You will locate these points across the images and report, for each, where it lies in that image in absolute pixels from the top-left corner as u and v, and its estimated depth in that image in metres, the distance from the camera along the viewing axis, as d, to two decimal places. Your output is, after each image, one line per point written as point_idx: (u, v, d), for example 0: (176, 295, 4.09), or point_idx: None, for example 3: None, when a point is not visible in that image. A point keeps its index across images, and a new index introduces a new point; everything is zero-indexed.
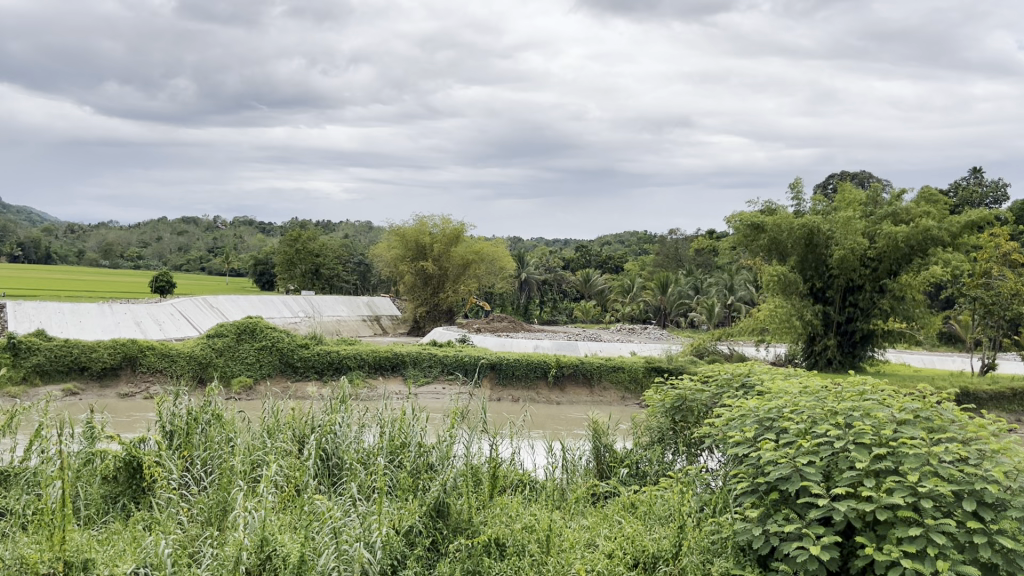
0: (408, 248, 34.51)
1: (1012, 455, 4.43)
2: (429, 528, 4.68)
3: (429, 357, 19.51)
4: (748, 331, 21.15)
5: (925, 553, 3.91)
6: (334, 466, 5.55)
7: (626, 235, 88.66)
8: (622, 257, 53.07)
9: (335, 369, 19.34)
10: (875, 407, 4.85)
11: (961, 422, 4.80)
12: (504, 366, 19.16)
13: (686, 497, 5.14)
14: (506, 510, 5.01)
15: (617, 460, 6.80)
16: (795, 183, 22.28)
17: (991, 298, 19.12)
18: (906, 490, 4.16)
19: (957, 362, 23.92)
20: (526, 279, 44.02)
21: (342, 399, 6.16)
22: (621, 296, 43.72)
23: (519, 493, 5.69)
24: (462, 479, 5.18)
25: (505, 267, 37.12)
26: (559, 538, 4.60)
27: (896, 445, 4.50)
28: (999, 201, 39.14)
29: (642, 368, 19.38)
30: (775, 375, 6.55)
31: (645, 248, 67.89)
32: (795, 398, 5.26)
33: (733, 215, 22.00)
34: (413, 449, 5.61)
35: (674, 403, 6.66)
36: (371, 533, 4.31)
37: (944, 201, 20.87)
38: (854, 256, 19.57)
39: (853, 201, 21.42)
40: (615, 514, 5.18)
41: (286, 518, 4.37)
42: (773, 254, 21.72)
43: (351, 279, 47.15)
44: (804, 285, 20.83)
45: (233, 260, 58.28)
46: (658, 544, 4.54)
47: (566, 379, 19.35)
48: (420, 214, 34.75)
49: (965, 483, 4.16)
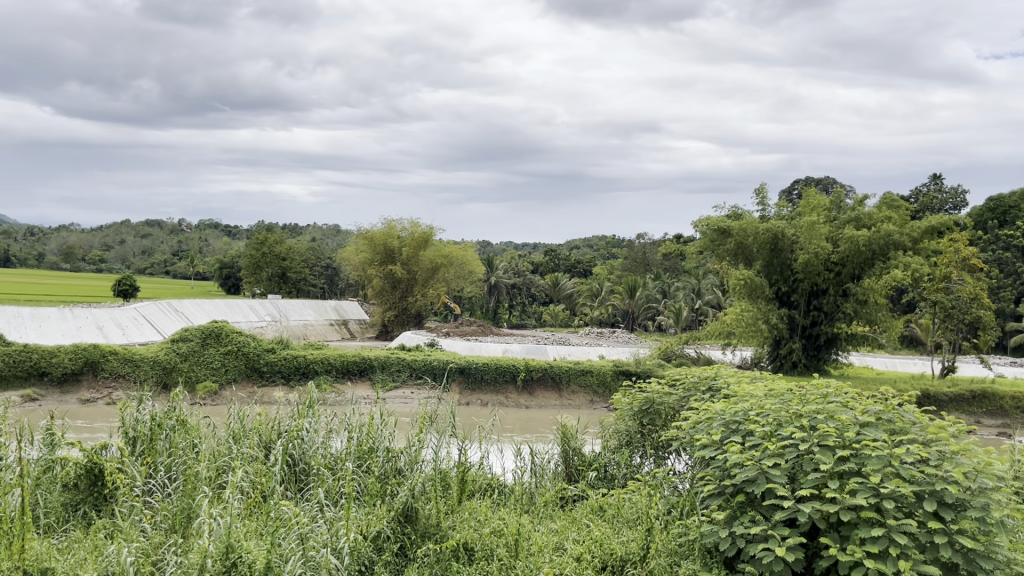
0: (377, 251, 34.41)
1: (970, 456, 4.53)
2: (397, 533, 4.65)
3: (397, 362, 19.42)
4: (715, 335, 21.32)
5: (887, 554, 3.98)
6: (301, 471, 5.49)
7: (595, 240, 89.14)
8: (590, 261, 53.32)
9: (302, 373, 19.16)
10: (839, 410, 4.91)
11: (922, 424, 4.88)
12: (473, 370, 19.09)
13: (654, 500, 5.18)
14: (475, 515, 5.00)
15: (586, 465, 6.81)
16: (761, 189, 22.48)
17: (951, 301, 19.55)
18: (869, 492, 4.21)
19: (918, 365, 24.36)
20: (495, 283, 43.98)
21: (310, 404, 6.10)
22: (589, 300, 43.95)
23: (487, 498, 5.69)
24: (430, 484, 5.15)
25: (473, 271, 37.25)
26: (527, 543, 4.61)
27: (859, 447, 4.57)
28: (958, 207, 40.05)
29: (611, 372, 19.46)
30: (741, 379, 6.61)
31: (614, 251, 68.25)
32: (761, 400, 5.32)
33: (700, 219, 22.16)
34: (381, 454, 5.57)
35: (642, 406, 6.72)
36: (339, 539, 4.27)
37: (905, 207, 21.23)
38: (818, 261, 19.89)
39: (817, 207, 21.72)
40: (583, 517, 5.20)
41: (252, 524, 4.30)
42: (740, 259, 21.88)
43: (319, 282, 46.88)
44: (770, 289, 21.03)
45: (199, 263, 57.76)
46: (626, 547, 4.57)
47: (535, 384, 19.38)
48: (389, 218, 34.74)
49: (926, 484, 4.25)
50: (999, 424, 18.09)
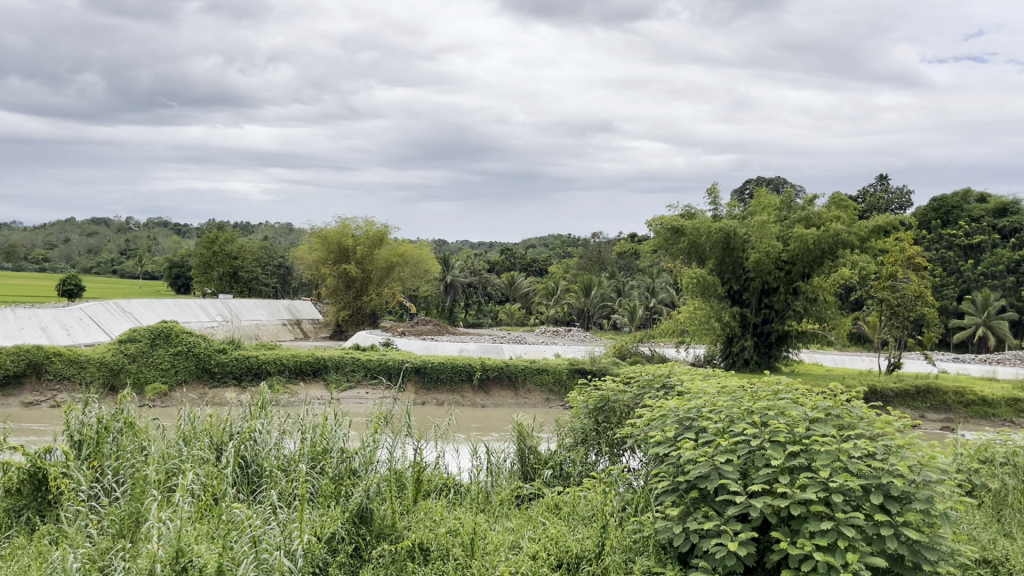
0: (331, 250, 34.07)
1: (915, 450, 4.66)
2: (352, 534, 4.60)
3: (352, 362, 19.26)
4: (669, 333, 21.51)
5: (835, 546, 4.06)
6: (253, 473, 5.41)
7: (551, 238, 89.46)
8: (546, 261, 53.54)
9: (254, 375, 18.89)
10: (789, 406, 5.00)
11: (868, 419, 5.01)
12: (429, 369, 19.00)
13: (609, 497, 5.23)
14: (431, 515, 4.99)
15: (542, 463, 6.82)
16: (713, 189, 22.76)
17: (896, 299, 20.06)
18: (818, 486, 4.30)
19: (866, 361, 24.94)
20: (451, 282, 43.66)
21: (262, 405, 6.01)
22: (545, 299, 44.11)
23: (443, 498, 5.66)
24: (386, 484, 5.13)
25: (429, 270, 37.13)
26: (483, 542, 4.61)
27: (809, 442, 4.65)
28: (904, 208, 41.10)
29: (566, 370, 19.57)
30: (694, 376, 6.69)
31: (569, 250, 68.55)
32: (714, 397, 5.38)
33: (654, 218, 22.34)
34: (335, 455, 5.49)
35: (597, 404, 6.77)
36: (292, 542, 4.22)
37: (854, 206, 21.66)
38: (768, 259, 20.22)
39: (768, 207, 22.05)
40: (539, 515, 5.21)
41: (203, 528, 4.24)
42: (693, 257, 22.12)
43: (272, 281, 46.28)
44: (722, 287, 21.33)
45: (148, 262, 56.74)
46: (581, 544, 4.60)
47: (491, 383, 19.38)
48: (343, 217, 34.47)
49: (873, 478, 4.35)
50: (943, 419, 18.55)
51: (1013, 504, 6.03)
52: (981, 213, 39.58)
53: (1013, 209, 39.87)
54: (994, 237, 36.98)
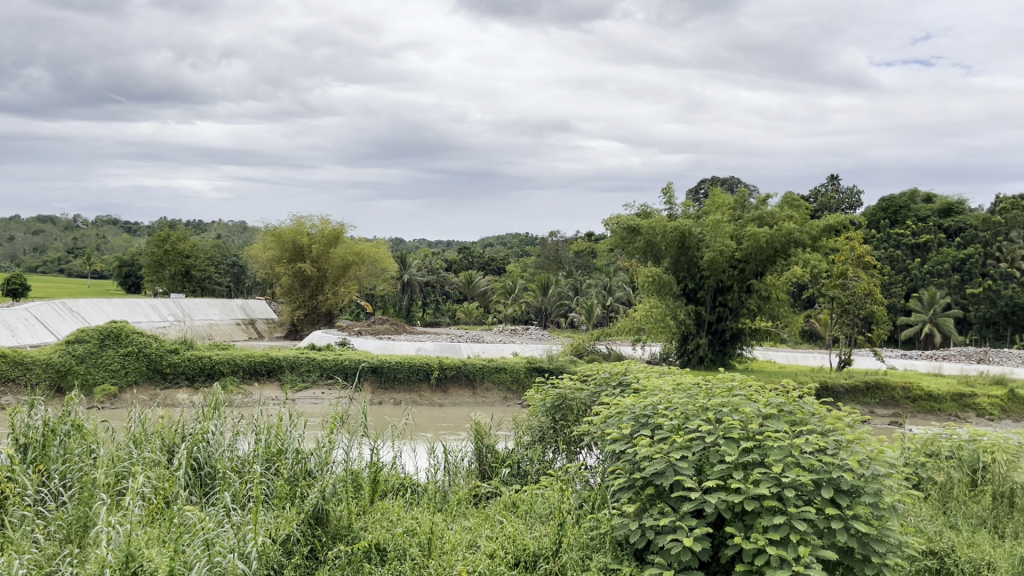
0: (285, 248, 33.64)
1: (863, 446, 4.79)
2: (307, 535, 4.55)
3: (307, 362, 19.08)
4: (625, 331, 21.64)
5: (788, 540, 4.13)
6: (206, 475, 5.33)
7: (508, 236, 89.65)
8: (504, 259, 53.64)
9: (207, 375, 18.59)
10: (742, 402, 5.08)
11: (820, 415, 5.11)
12: (386, 369, 18.90)
13: (566, 495, 5.25)
14: (388, 515, 4.97)
15: (499, 461, 6.84)
16: (668, 189, 22.99)
17: (847, 297, 20.51)
18: (771, 481, 4.37)
19: (817, 358, 25.47)
20: (409, 281, 43.26)
21: (216, 406, 5.91)
22: (503, 297, 44.16)
23: (400, 498, 5.63)
24: (342, 485, 5.10)
25: (385, 269, 36.92)
26: (440, 541, 4.61)
27: (762, 438, 4.73)
28: (853, 207, 41.99)
29: (524, 368, 19.62)
30: (650, 374, 6.75)
31: (526, 249, 68.77)
32: (670, 394, 5.43)
33: (610, 217, 22.48)
34: (290, 456, 5.43)
35: (555, 403, 6.78)
36: (246, 544, 4.17)
37: (805, 206, 22.04)
38: (722, 259, 20.50)
39: (722, 206, 22.32)
40: (496, 514, 5.21)
41: (154, 531, 4.16)
42: (648, 256, 22.30)
43: (225, 280, 45.63)
44: (677, 286, 21.56)
45: (96, 261, 55.53)
46: (538, 543, 4.62)
47: (448, 382, 19.34)
48: (297, 215, 34.10)
49: (823, 472, 4.44)
50: (891, 414, 18.96)
51: (958, 498, 6.21)
52: (927, 213, 40.69)
53: (956, 209, 41.11)
54: (939, 236, 37.98)
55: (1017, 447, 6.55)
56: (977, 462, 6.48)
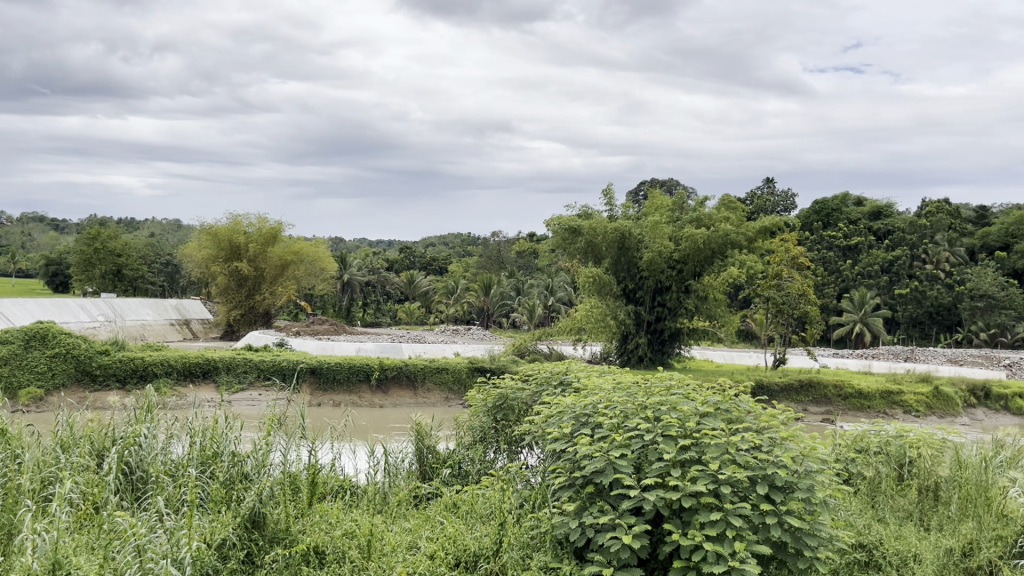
0: (221, 248, 32.92)
1: (797, 442, 4.93)
2: (243, 540, 4.48)
3: (244, 363, 18.71)
4: (566, 331, 21.74)
5: (724, 536, 4.21)
6: (138, 480, 5.18)
7: (450, 236, 89.18)
8: (445, 259, 53.49)
9: (140, 377, 18.08)
10: (681, 401, 5.14)
11: (755, 412, 5.23)
12: (326, 370, 18.66)
13: (506, 495, 5.27)
14: (327, 517, 4.91)
15: (441, 462, 6.80)
16: (608, 190, 23.20)
17: (781, 297, 21.04)
18: (708, 478, 4.43)
19: (753, 357, 26.03)
20: (349, 280, 42.94)
21: (148, 408, 5.75)
22: (445, 297, 44.01)
23: (339, 500, 5.56)
24: (279, 488, 5.02)
25: (325, 268, 36.51)
26: (380, 543, 4.57)
27: (699, 436, 4.80)
28: (788, 209, 43.00)
29: (465, 369, 19.61)
30: (591, 373, 6.81)
31: (468, 250, 68.64)
32: (610, 393, 5.48)
33: (552, 218, 22.56)
34: (226, 459, 5.33)
35: (496, 402, 6.79)
36: (180, 549, 4.06)
37: (742, 208, 22.47)
38: (661, 259, 20.79)
39: (661, 207, 22.62)
40: (437, 515, 5.19)
41: (82, 539, 4.03)
42: (589, 257, 22.46)
43: (159, 279, 44.56)
44: (617, 286, 21.77)
45: (22, 259, 53.52)
46: (479, 543, 4.63)
47: (389, 382, 19.20)
48: (234, 213, 33.43)
49: (758, 469, 4.54)
50: (823, 411, 19.41)
51: (886, 492, 6.41)
52: (858, 216, 41.88)
53: (885, 212, 42.53)
54: (870, 239, 39.14)
55: (942, 442, 6.79)
56: (904, 457, 6.69)
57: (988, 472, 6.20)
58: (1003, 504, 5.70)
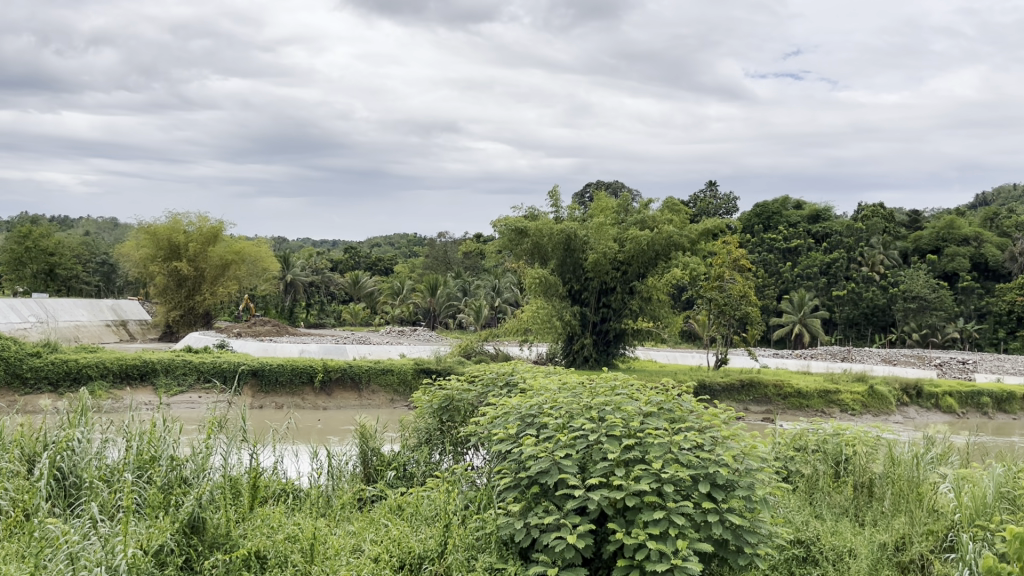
0: (160, 247, 32.15)
1: (738, 441, 5.03)
2: (182, 545, 4.38)
3: (183, 365, 18.30)
4: (512, 332, 21.77)
5: (667, 534, 4.26)
6: (70, 486, 5.03)
7: (396, 236, 88.63)
8: (391, 259, 53.17)
9: (74, 380, 17.57)
10: (625, 401, 5.20)
11: (697, 412, 5.31)
12: (268, 372, 18.34)
13: (452, 496, 5.26)
14: (268, 521, 4.83)
15: (385, 464, 6.74)
16: (553, 192, 23.30)
17: (723, 298, 21.42)
18: (651, 477, 4.47)
19: (695, 358, 26.45)
20: (292, 280, 42.38)
21: (82, 411, 5.59)
22: (390, 298, 43.76)
23: (281, 503, 5.48)
24: (220, 492, 4.92)
25: (266, 268, 35.92)
26: (323, 546, 4.52)
27: (643, 436, 4.86)
28: (730, 212, 43.77)
29: (411, 370, 19.52)
30: (537, 373, 6.83)
31: (414, 250, 68.42)
32: (555, 394, 5.51)
33: (499, 218, 22.54)
34: (164, 463, 5.20)
35: (441, 404, 6.75)
36: (115, 556, 3.94)
37: (685, 211, 22.79)
38: (606, 260, 21.00)
39: (606, 209, 22.83)
40: (381, 517, 5.15)
41: (11, 547, 3.90)
42: (535, 258, 22.51)
43: (94, 279, 43.39)
44: (563, 287, 21.87)
45: None
46: (424, 544, 4.61)
47: (333, 385, 18.99)
48: (173, 212, 32.67)
49: (701, 468, 4.60)
50: (764, 411, 19.79)
51: (823, 489, 6.57)
52: (797, 219, 42.84)
53: (823, 215, 43.60)
54: (809, 241, 40.03)
55: (876, 440, 6.98)
56: (840, 455, 6.86)
57: (919, 468, 6.39)
58: (933, 498, 5.89)
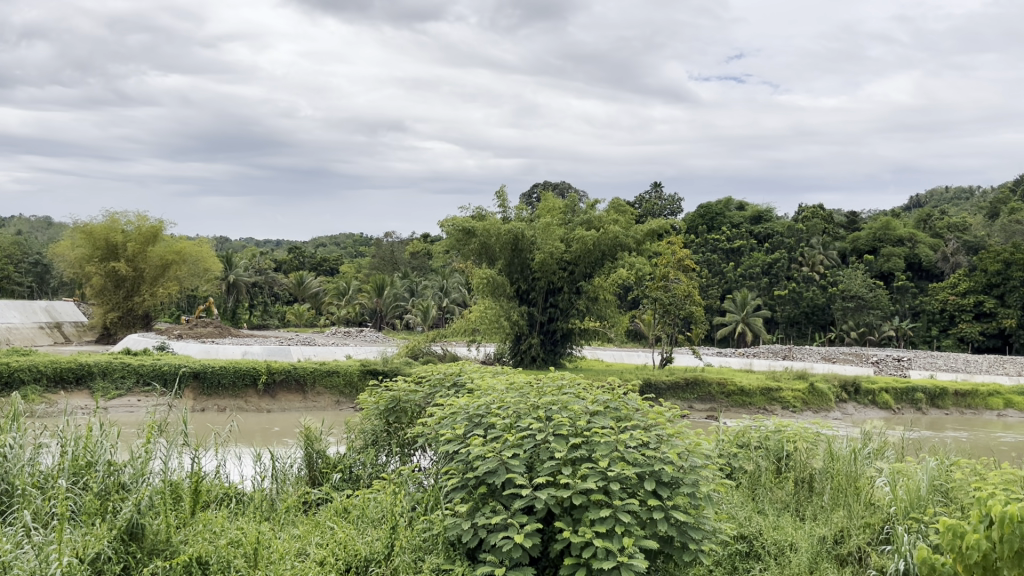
0: (96, 247, 31.27)
1: (682, 438, 5.10)
2: (120, 553, 4.26)
3: (121, 368, 17.82)
4: (460, 332, 21.72)
5: (613, 532, 4.29)
6: (2, 494, 4.86)
7: (342, 236, 87.62)
8: (337, 259, 52.61)
9: (5, 383, 17.01)
10: (572, 400, 5.23)
11: (643, 410, 5.38)
12: (209, 374, 17.98)
13: (399, 498, 5.23)
14: (211, 526, 4.74)
15: (331, 467, 6.65)
16: (501, 192, 23.31)
17: (668, 298, 21.68)
18: (598, 476, 4.51)
19: (641, 357, 26.76)
20: (235, 281, 41.59)
21: (13, 417, 5.40)
22: (336, 299, 43.34)
23: (224, 508, 5.38)
24: (159, 497, 4.81)
25: (208, 269, 35.21)
26: (267, 551, 4.45)
27: (590, 434, 4.90)
28: (675, 213, 44.35)
29: (357, 372, 19.34)
30: (484, 373, 6.83)
31: (360, 250, 67.84)
32: (503, 393, 5.52)
33: (446, 218, 22.42)
34: (101, 468, 5.05)
35: (388, 405, 6.70)
36: (48, 565, 3.82)
37: (631, 211, 23.02)
38: (552, 260, 21.10)
39: (553, 210, 22.94)
40: (327, 520, 5.09)
41: None
42: (482, 258, 22.47)
43: (27, 281, 42.01)
44: (510, 287, 21.88)
45: None
46: (370, 546, 4.58)
47: (277, 387, 18.70)
48: (111, 211, 31.80)
49: (645, 465, 4.65)
50: (708, 408, 20.11)
51: (765, 484, 6.71)
52: (740, 220, 43.61)
53: (765, 216, 44.48)
54: (751, 242, 40.77)
55: (815, 436, 7.15)
56: (782, 451, 7.01)
57: (856, 463, 6.56)
58: (870, 492, 6.06)
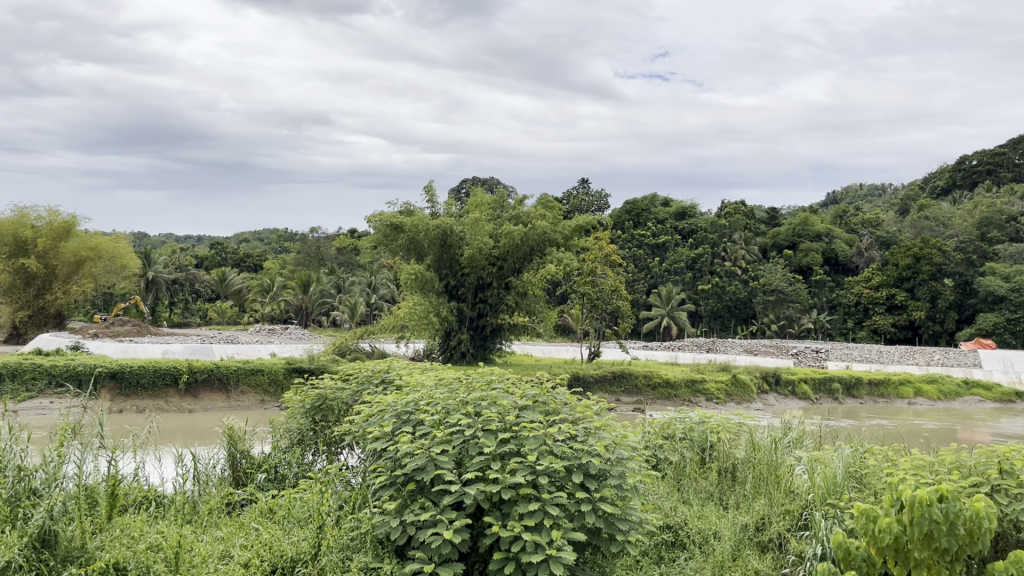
0: (4, 243, 29.78)
1: (609, 430, 5.16)
2: (31, 561, 4.10)
3: (32, 369, 17.12)
4: (388, 328, 21.54)
5: (541, 525, 4.32)
6: None
7: (266, 232, 85.73)
8: (261, 255, 51.61)
9: None
10: (501, 395, 5.24)
11: (571, 404, 5.43)
12: (127, 375, 17.41)
13: (326, 497, 5.17)
14: (129, 530, 4.60)
15: (255, 467, 6.52)
16: (429, 187, 23.16)
17: (595, 293, 21.89)
18: (526, 470, 4.55)
19: (569, 351, 27.07)
20: (154, 278, 40.35)
21: None
22: (259, 296, 42.46)
23: (142, 511, 5.22)
24: (73, 502, 4.64)
25: (124, 265, 34.08)
26: (188, 554, 4.33)
27: (518, 429, 4.91)
28: (602, 209, 44.85)
29: (283, 370, 19.01)
30: (412, 370, 6.77)
31: (285, 246, 66.70)
32: (431, 390, 5.49)
33: (373, 214, 22.16)
34: (9, 474, 4.83)
35: (314, 403, 6.59)
36: None
37: (558, 207, 23.18)
38: (481, 255, 21.14)
39: (481, 205, 22.91)
40: (251, 521, 4.99)
41: None
42: (410, 253, 22.28)
43: None
44: (439, 283, 21.82)
45: None
46: (296, 547, 4.53)
47: (199, 386, 18.23)
48: (19, 205, 30.54)
49: (573, 458, 4.70)
50: (634, 401, 20.41)
51: (689, 475, 6.88)
52: (664, 216, 44.40)
53: (689, 212, 45.42)
54: (675, 238, 41.54)
55: (737, 427, 7.32)
56: (706, 442, 7.16)
57: (777, 452, 6.73)
58: (790, 480, 6.23)
